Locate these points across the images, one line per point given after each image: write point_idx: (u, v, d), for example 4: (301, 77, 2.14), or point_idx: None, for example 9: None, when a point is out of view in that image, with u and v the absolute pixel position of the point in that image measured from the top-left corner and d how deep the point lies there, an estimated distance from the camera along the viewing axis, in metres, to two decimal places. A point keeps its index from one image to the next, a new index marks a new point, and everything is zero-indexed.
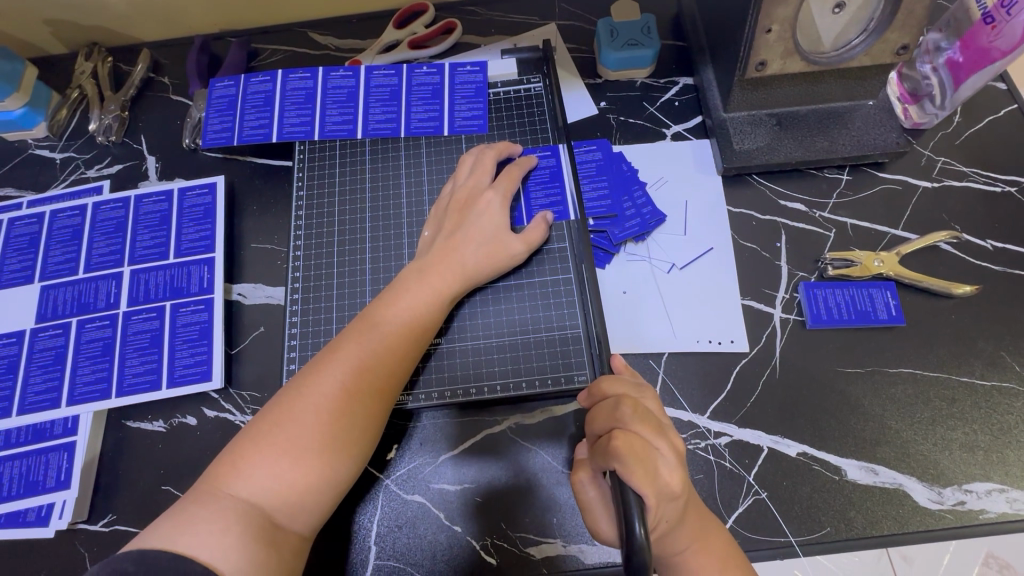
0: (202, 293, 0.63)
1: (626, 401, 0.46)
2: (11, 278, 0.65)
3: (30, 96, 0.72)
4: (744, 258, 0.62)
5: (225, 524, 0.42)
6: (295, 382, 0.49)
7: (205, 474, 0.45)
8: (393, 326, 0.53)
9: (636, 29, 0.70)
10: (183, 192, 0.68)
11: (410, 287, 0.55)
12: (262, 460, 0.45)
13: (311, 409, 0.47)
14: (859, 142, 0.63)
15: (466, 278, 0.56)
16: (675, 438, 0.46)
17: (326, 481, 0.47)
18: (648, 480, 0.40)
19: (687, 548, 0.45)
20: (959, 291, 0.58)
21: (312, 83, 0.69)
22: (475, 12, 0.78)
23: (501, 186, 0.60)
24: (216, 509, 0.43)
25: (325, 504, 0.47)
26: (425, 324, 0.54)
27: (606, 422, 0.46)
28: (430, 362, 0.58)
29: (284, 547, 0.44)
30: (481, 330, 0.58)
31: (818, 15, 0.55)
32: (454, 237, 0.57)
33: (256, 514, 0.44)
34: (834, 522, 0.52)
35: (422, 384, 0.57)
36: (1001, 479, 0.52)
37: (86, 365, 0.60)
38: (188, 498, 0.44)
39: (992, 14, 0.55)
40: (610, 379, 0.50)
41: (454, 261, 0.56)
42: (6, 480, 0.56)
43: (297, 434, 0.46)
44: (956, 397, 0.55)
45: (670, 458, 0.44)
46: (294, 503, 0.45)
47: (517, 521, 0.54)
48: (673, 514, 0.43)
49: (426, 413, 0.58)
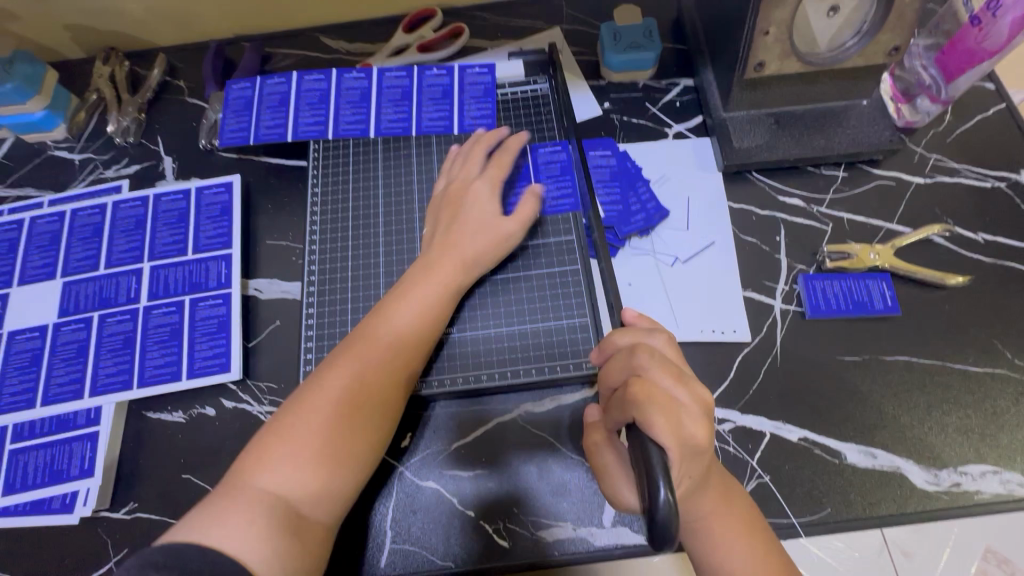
0: (220, 288, 0.65)
1: (640, 348, 0.48)
2: (35, 274, 0.67)
3: (51, 98, 0.75)
4: (744, 252, 0.64)
5: (252, 517, 0.44)
6: (310, 380, 0.52)
7: (230, 472, 0.47)
8: (403, 319, 0.55)
9: (638, 32, 0.73)
10: (200, 191, 0.70)
11: (416, 283, 0.57)
12: (285, 454, 0.47)
13: (328, 404, 0.49)
14: (854, 140, 0.66)
15: (471, 271, 0.58)
16: (699, 388, 0.46)
17: (346, 470, 0.49)
18: (672, 431, 0.41)
19: (703, 512, 0.47)
20: (951, 282, 0.60)
21: (326, 85, 0.71)
22: (482, 16, 0.81)
23: (489, 175, 0.63)
24: (243, 504, 0.44)
25: (346, 493, 0.49)
26: (433, 316, 0.56)
27: (622, 373, 0.48)
28: (442, 351, 0.59)
29: (309, 536, 0.46)
30: (487, 322, 0.60)
31: (813, 18, 0.58)
32: (459, 235, 0.59)
33: (281, 505, 0.46)
34: (834, 503, 0.54)
35: (435, 373, 0.59)
36: (995, 461, 0.54)
37: (107, 358, 0.62)
38: (214, 494, 0.46)
39: (979, 17, 0.57)
40: (620, 329, 0.52)
41: (461, 256, 0.58)
42: (31, 470, 0.57)
43: (315, 428, 0.48)
44: (950, 383, 0.57)
45: (692, 411, 0.44)
46: (315, 493, 0.47)
47: (528, 506, 0.56)
48: (696, 470, 0.44)
49: (440, 401, 0.60)
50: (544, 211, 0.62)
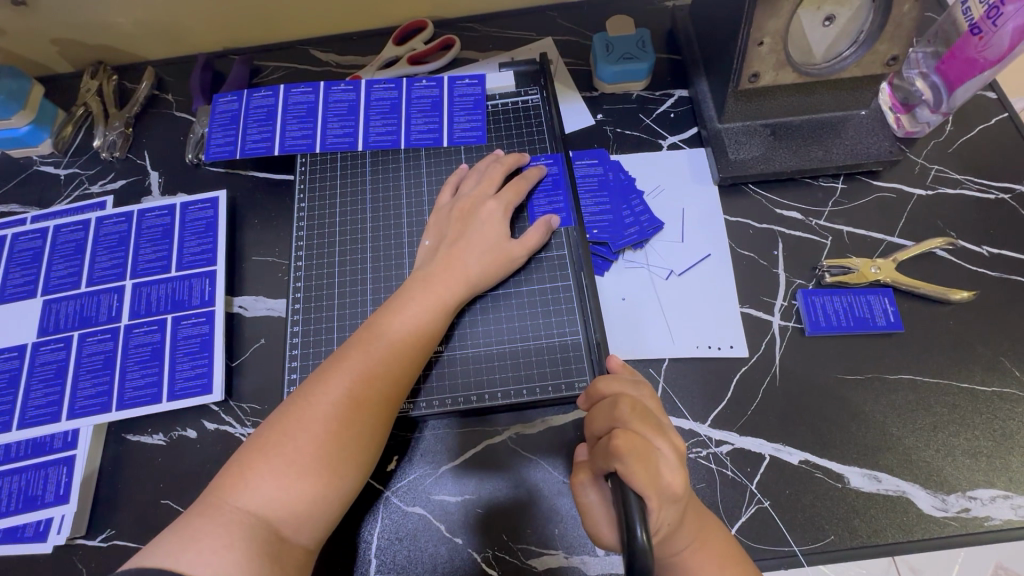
0: (203, 306, 0.63)
1: (623, 400, 0.46)
2: (15, 292, 0.65)
3: (36, 113, 0.74)
4: (741, 266, 0.62)
5: (230, 540, 0.42)
6: (302, 391, 0.50)
7: (210, 487, 0.46)
8: (398, 335, 0.53)
9: (631, 43, 0.72)
10: (185, 206, 0.69)
11: (415, 296, 0.55)
12: (270, 472, 0.46)
13: (320, 418, 0.48)
14: (853, 151, 0.64)
15: (470, 285, 0.57)
16: (674, 438, 0.46)
17: (331, 491, 0.47)
18: (649, 480, 0.40)
19: (688, 546, 0.45)
20: (956, 297, 0.58)
21: (314, 97, 0.70)
22: (473, 28, 0.80)
23: (504, 197, 0.61)
24: (222, 523, 0.43)
25: (330, 515, 0.47)
26: (429, 331, 0.54)
27: (605, 423, 0.46)
28: (433, 370, 0.58)
29: (289, 560, 0.44)
30: (482, 339, 0.59)
31: (808, 27, 0.56)
32: (458, 246, 0.58)
33: (262, 526, 0.44)
34: (838, 530, 0.51)
35: (425, 392, 0.57)
36: (1005, 485, 0.52)
37: (87, 379, 0.60)
38: (193, 512, 0.44)
39: (979, 25, 0.56)
40: (607, 378, 0.50)
41: (459, 269, 0.57)
42: (5, 496, 0.55)
43: (307, 442, 0.47)
44: (957, 403, 0.55)
45: (669, 460, 0.43)
46: (300, 515, 0.45)
47: (519, 533, 0.54)
48: (675, 517, 0.42)
49: (429, 423, 0.58)
50: (551, 223, 0.60)
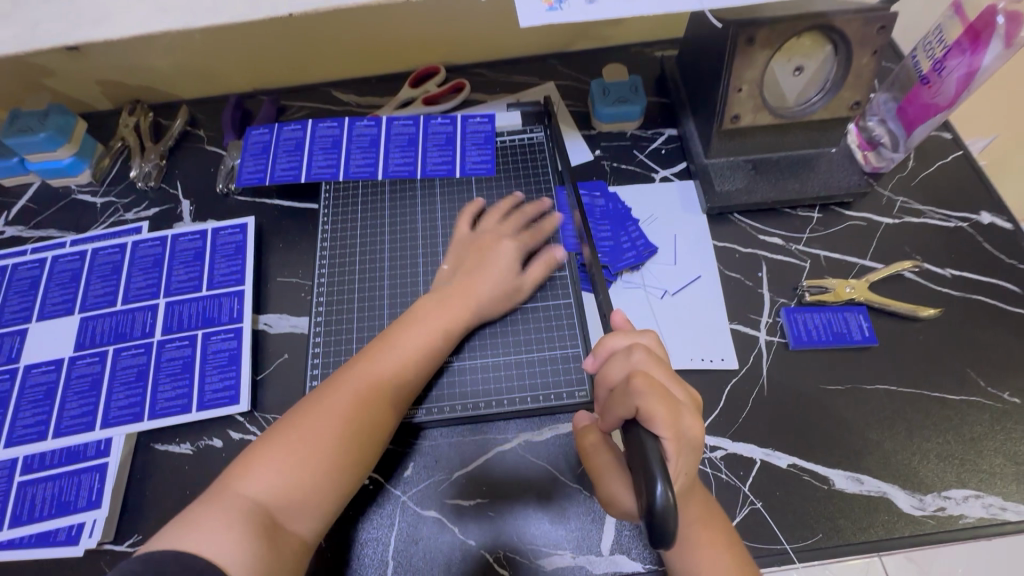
0: (232, 322, 0.68)
1: (638, 347, 0.50)
2: (54, 309, 0.69)
3: (79, 146, 0.80)
4: (729, 287, 0.68)
5: (229, 523, 0.45)
6: (317, 392, 0.55)
7: (219, 476, 0.49)
8: (411, 346, 0.58)
9: (625, 88, 0.80)
10: (216, 231, 0.74)
11: (430, 313, 0.61)
12: (275, 462, 0.49)
13: (327, 417, 0.52)
14: (826, 184, 0.71)
15: (478, 306, 0.62)
16: (689, 387, 0.49)
17: (330, 485, 0.50)
18: (670, 423, 0.43)
19: (690, 520, 0.50)
20: (924, 313, 0.64)
21: (339, 132, 0.77)
22: (482, 74, 0.89)
23: (513, 233, 0.68)
24: (226, 508, 0.46)
25: (328, 506, 0.50)
26: (438, 343, 0.59)
27: (622, 370, 0.49)
28: (442, 378, 0.63)
29: (285, 547, 0.47)
30: (485, 351, 0.64)
31: (781, 76, 0.65)
32: (473, 274, 0.64)
33: (260, 511, 0.47)
34: (825, 529, 0.55)
35: (432, 399, 0.62)
36: (976, 485, 0.57)
37: (120, 391, 0.64)
38: (201, 500, 0.48)
39: (928, 76, 0.64)
40: (615, 333, 0.53)
41: (472, 296, 0.62)
42: (39, 501, 0.58)
43: (313, 439, 0.51)
44: (930, 410, 0.60)
45: (688, 407, 0.47)
46: (298, 504, 0.49)
47: (527, 533, 0.57)
48: (690, 467, 0.46)
49: (433, 429, 0.62)
50: (556, 258, 0.68)
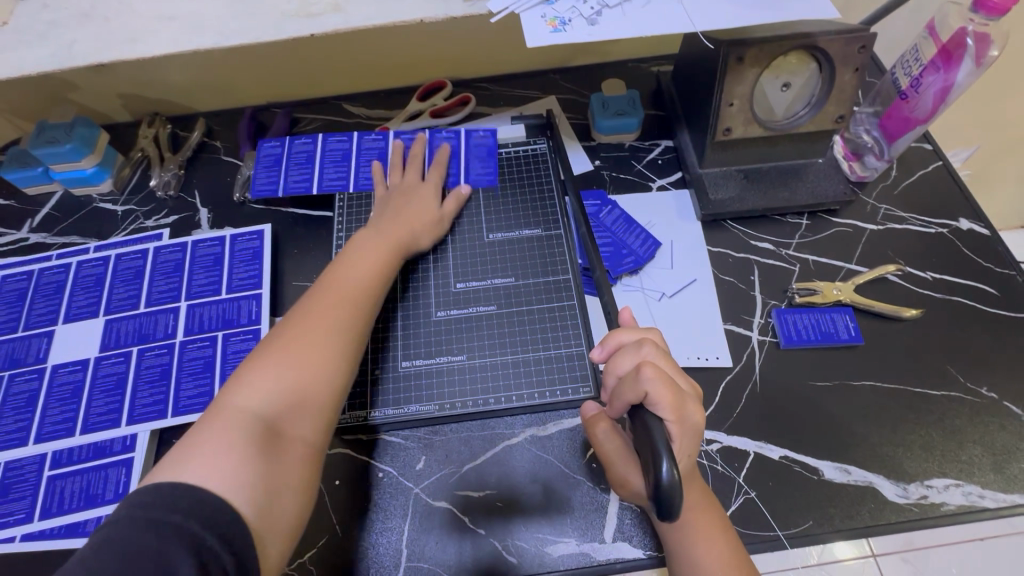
0: (251, 324, 0.71)
1: (646, 342, 0.53)
2: (79, 312, 0.72)
3: (101, 156, 0.83)
4: (723, 290, 0.72)
5: (231, 434, 0.48)
6: (276, 330, 0.58)
7: (209, 405, 0.52)
8: (356, 276, 0.64)
9: (624, 102, 0.84)
10: (234, 238, 0.78)
11: (364, 245, 0.68)
12: (259, 378, 0.53)
13: (297, 335, 0.56)
14: (814, 193, 0.76)
15: (413, 231, 0.71)
16: (691, 380, 0.53)
17: (316, 391, 0.54)
18: (675, 410, 0.47)
19: (691, 506, 0.53)
20: (906, 314, 0.68)
21: (348, 145, 0.81)
22: (487, 87, 0.93)
23: (432, 178, 0.76)
24: (226, 421, 0.50)
25: (323, 404, 0.54)
26: (385, 265, 0.67)
27: (632, 362, 0.52)
28: (383, 373, 0.67)
29: (290, 448, 0.51)
30: (485, 347, 0.68)
31: (769, 91, 0.69)
32: (399, 211, 0.71)
33: (259, 418, 0.51)
34: (815, 517, 0.59)
35: (385, 398, 0.65)
36: (957, 474, 0.60)
37: (144, 389, 0.67)
38: (198, 425, 0.50)
39: (906, 92, 0.69)
40: (622, 328, 0.57)
41: (404, 224, 0.70)
42: (68, 494, 0.61)
43: (296, 356, 0.55)
44: (912, 405, 0.64)
45: (693, 398, 0.50)
46: (293, 404, 0.52)
47: (534, 522, 0.60)
48: (692, 452, 0.49)
49: (392, 429, 0.65)
50: (462, 193, 0.76)
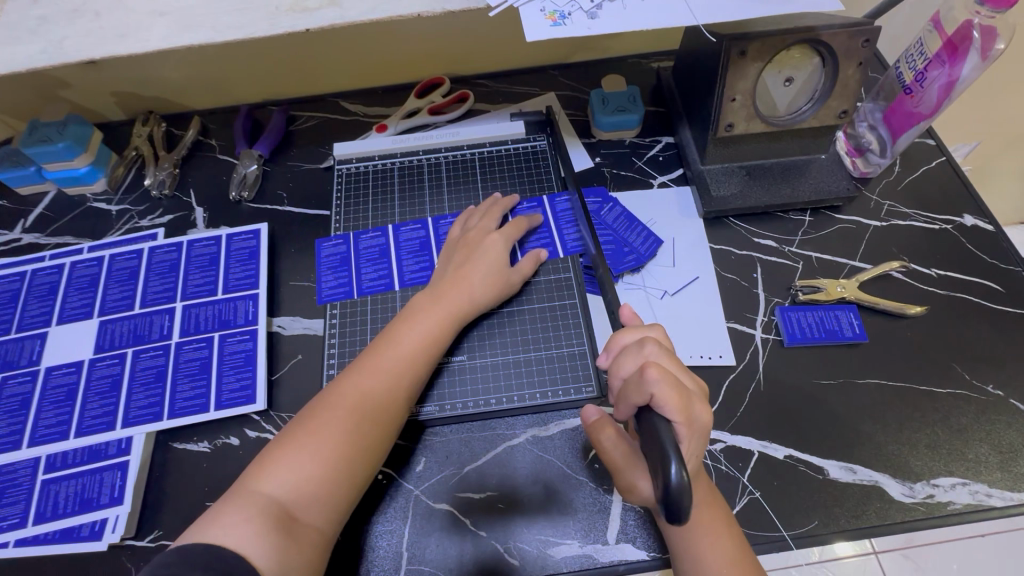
0: (248, 324, 0.70)
1: (648, 341, 0.52)
2: (73, 314, 0.71)
3: (95, 155, 0.82)
4: (725, 287, 0.71)
5: (249, 515, 0.49)
6: (319, 399, 0.58)
7: (240, 478, 0.52)
8: (407, 343, 0.61)
9: (624, 98, 0.83)
10: (230, 237, 0.77)
11: (423, 311, 0.64)
12: (286, 459, 0.53)
13: (332, 412, 0.56)
14: (818, 189, 0.75)
15: (472, 304, 0.65)
16: (695, 376, 0.52)
17: (335, 487, 0.53)
18: (681, 409, 0.45)
19: (699, 502, 0.52)
20: (911, 311, 0.67)
21: (385, 240, 0.75)
22: (485, 84, 0.92)
23: (506, 232, 0.71)
24: (247, 503, 0.50)
25: (339, 499, 0.53)
26: (436, 339, 0.63)
27: (634, 363, 0.51)
28: (441, 378, 0.65)
29: (302, 538, 0.50)
30: (516, 343, 0.67)
31: (772, 86, 0.69)
32: (461, 270, 0.66)
33: (276, 505, 0.50)
34: (821, 517, 0.58)
35: (435, 400, 0.64)
36: (963, 473, 0.59)
37: (139, 391, 0.66)
38: (223, 499, 0.51)
39: (911, 87, 0.68)
40: (624, 330, 0.56)
41: (462, 290, 0.65)
42: (62, 499, 0.60)
43: (321, 442, 0.54)
44: (918, 402, 0.63)
45: (698, 396, 0.49)
46: (310, 497, 0.52)
47: (535, 524, 0.59)
48: (700, 451, 0.48)
49: (438, 429, 0.64)
50: (540, 256, 0.71)
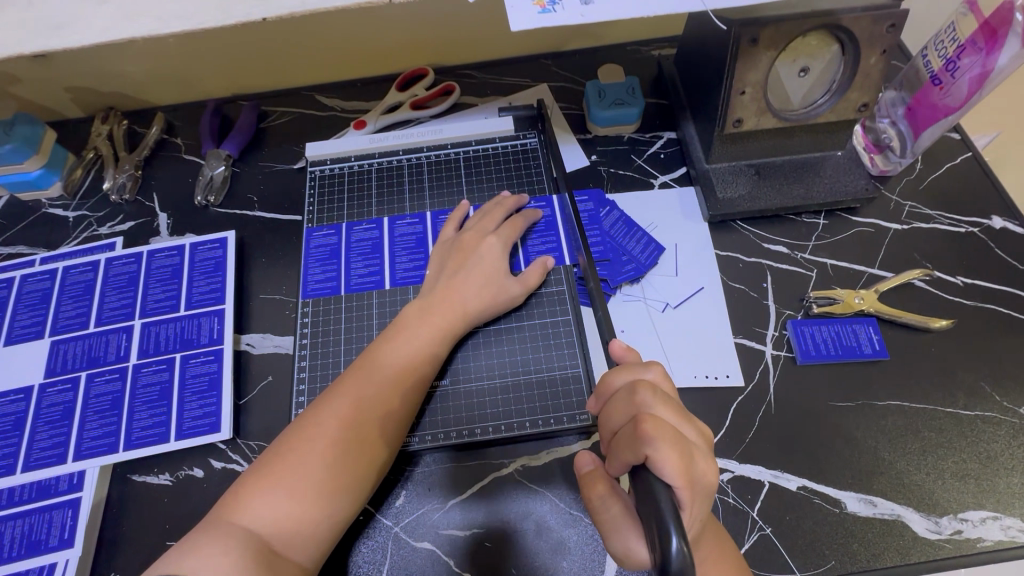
0: (212, 344, 0.64)
1: (640, 387, 0.46)
2: (23, 333, 0.66)
3: (48, 158, 0.76)
4: (732, 298, 0.66)
5: (225, 549, 0.44)
6: (300, 421, 0.52)
7: (217, 506, 0.48)
8: (398, 361, 0.56)
9: (622, 90, 0.77)
10: (195, 247, 0.71)
11: (414, 324, 0.58)
12: (264, 491, 0.48)
13: (315, 437, 0.50)
14: (833, 189, 0.69)
15: (468, 317, 0.60)
16: (699, 424, 0.46)
17: (319, 520, 0.48)
18: (682, 469, 0.40)
19: (702, 558, 0.46)
20: (935, 324, 0.62)
21: (365, 241, 0.70)
22: (471, 75, 0.85)
23: (503, 233, 0.65)
24: (222, 535, 0.45)
25: (322, 536, 0.48)
26: (430, 357, 0.57)
27: (625, 413, 0.45)
28: (432, 402, 0.60)
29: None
30: (512, 361, 0.62)
31: (785, 77, 0.62)
32: (456, 278, 0.61)
33: (256, 540, 0.45)
34: (838, 556, 0.53)
35: (425, 426, 0.59)
36: (994, 506, 0.54)
37: (94, 419, 0.60)
38: (197, 530, 0.46)
39: (939, 77, 0.61)
40: (615, 369, 0.50)
41: (456, 300, 0.60)
42: (7, 541, 0.55)
43: (303, 473, 0.49)
44: (943, 427, 0.58)
45: (701, 449, 0.44)
46: (292, 533, 0.47)
47: (524, 565, 0.54)
48: (703, 513, 0.43)
49: (428, 457, 0.59)
50: (546, 264, 0.65)
